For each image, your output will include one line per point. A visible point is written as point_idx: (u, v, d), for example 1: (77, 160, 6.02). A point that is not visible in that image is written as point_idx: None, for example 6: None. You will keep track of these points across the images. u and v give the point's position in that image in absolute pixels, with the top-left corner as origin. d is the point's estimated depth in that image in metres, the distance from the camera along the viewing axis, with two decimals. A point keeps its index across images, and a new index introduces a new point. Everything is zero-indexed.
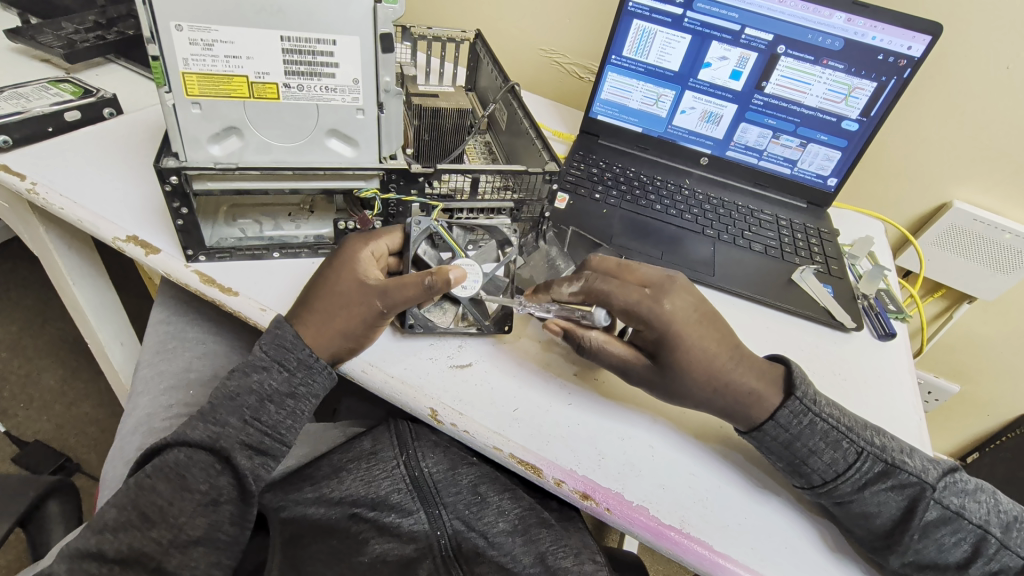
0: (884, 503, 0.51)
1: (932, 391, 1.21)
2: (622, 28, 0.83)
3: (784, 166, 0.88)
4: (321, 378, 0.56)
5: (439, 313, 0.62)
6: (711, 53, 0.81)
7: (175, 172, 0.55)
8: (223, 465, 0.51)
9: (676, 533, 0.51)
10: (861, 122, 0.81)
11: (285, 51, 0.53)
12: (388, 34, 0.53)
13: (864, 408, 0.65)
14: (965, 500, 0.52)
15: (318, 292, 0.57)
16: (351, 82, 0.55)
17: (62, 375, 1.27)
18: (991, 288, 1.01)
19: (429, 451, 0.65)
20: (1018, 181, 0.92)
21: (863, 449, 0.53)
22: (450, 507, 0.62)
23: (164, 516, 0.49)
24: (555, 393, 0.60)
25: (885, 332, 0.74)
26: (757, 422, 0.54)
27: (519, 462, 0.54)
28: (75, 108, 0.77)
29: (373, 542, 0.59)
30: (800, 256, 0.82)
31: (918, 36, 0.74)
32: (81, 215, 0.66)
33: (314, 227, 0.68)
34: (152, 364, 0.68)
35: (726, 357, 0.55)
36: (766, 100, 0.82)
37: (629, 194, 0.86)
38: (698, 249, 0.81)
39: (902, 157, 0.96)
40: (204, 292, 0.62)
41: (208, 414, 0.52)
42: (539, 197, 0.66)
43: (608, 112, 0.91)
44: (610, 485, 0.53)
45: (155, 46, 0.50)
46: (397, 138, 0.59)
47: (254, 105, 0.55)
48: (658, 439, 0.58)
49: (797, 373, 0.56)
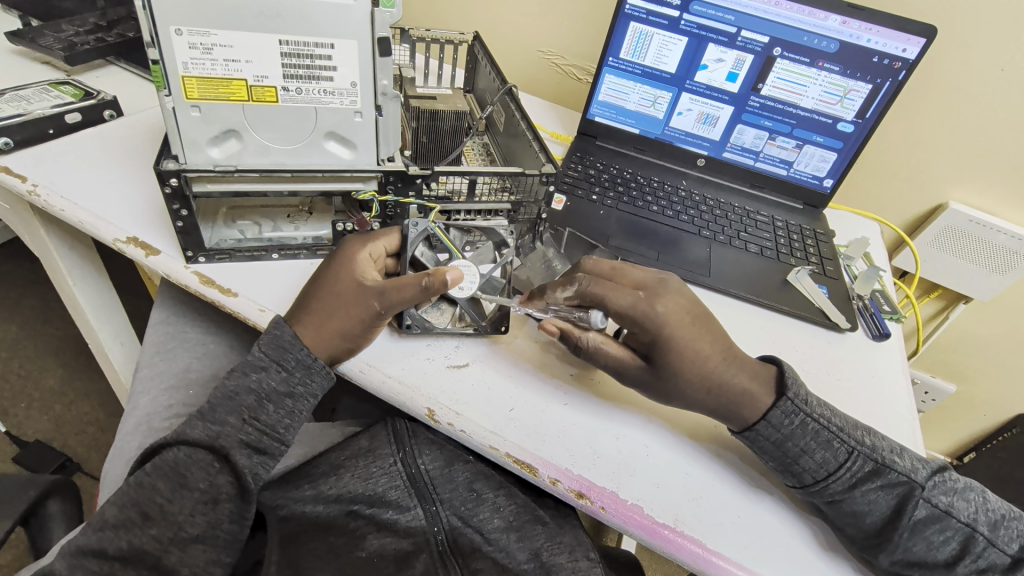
0: (874, 502, 0.52)
1: (929, 391, 1.22)
2: (619, 30, 0.83)
3: (781, 167, 0.89)
4: (319, 379, 0.57)
5: (436, 313, 0.63)
6: (708, 55, 0.81)
7: (175, 175, 0.56)
8: (222, 463, 0.52)
9: (670, 532, 0.52)
10: (857, 123, 0.82)
11: (284, 55, 0.53)
12: (385, 38, 0.54)
13: (859, 408, 0.66)
14: (954, 499, 0.52)
15: (317, 293, 0.57)
16: (350, 85, 0.56)
17: (62, 375, 1.28)
18: (986, 288, 1.01)
19: (426, 448, 0.65)
20: (1012, 182, 0.92)
21: (854, 448, 0.53)
22: (447, 503, 0.63)
23: (164, 513, 0.50)
24: (551, 392, 0.60)
25: (880, 332, 0.75)
26: (750, 422, 0.55)
27: (514, 461, 0.54)
28: (75, 111, 0.77)
29: (371, 537, 0.60)
30: (796, 256, 0.83)
31: (912, 38, 0.75)
32: (82, 216, 0.67)
33: (313, 228, 0.68)
34: (152, 365, 0.69)
35: (719, 357, 0.56)
36: (762, 102, 0.83)
37: (626, 195, 0.86)
38: (694, 250, 0.81)
39: (898, 158, 0.96)
40: (204, 292, 0.62)
41: (208, 413, 0.53)
42: (536, 199, 0.67)
43: (605, 114, 0.92)
44: (605, 485, 0.54)
45: (155, 50, 0.51)
46: (394, 141, 0.60)
47: (253, 108, 0.55)
48: (652, 439, 0.58)
49: (789, 373, 0.56)
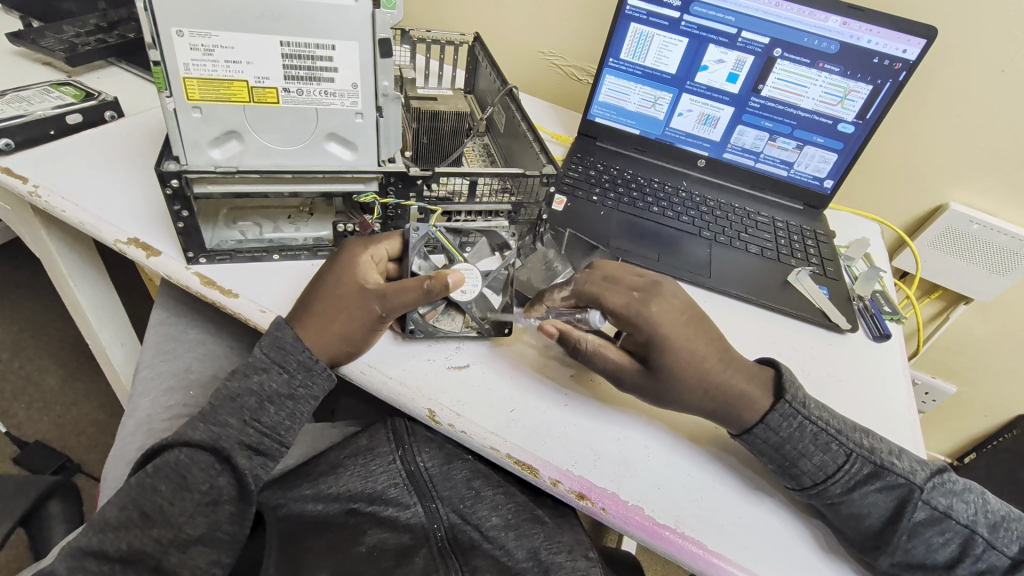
0: (873, 505, 0.52)
1: (930, 391, 1.22)
2: (619, 31, 0.83)
3: (781, 168, 0.89)
4: (321, 380, 0.57)
5: (447, 320, 0.63)
6: (708, 56, 0.81)
7: (176, 176, 0.56)
8: (223, 465, 0.52)
9: (671, 533, 0.52)
10: (857, 124, 0.82)
11: (285, 56, 0.53)
12: (386, 39, 0.54)
13: (859, 409, 0.66)
14: (953, 500, 0.52)
15: (319, 296, 0.57)
16: (351, 86, 0.56)
17: (62, 375, 1.28)
18: (988, 289, 1.01)
19: (424, 446, 0.66)
20: (1014, 183, 0.92)
21: (852, 451, 0.53)
22: (446, 500, 0.63)
23: (163, 515, 0.50)
24: (551, 394, 0.60)
25: (880, 333, 0.75)
26: (747, 425, 0.55)
27: (515, 462, 0.54)
28: (76, 111, 0.77)
29: (371, 533, 0.60)
30: (796, 257, 0.83)
31: (913, 39, 0.75)
32: (83, 217, 0.67)
33: (314, 228, 0.68)
34: (152, 365, 0.69)
35: (714, 359, 0.56)
36: (763, 103, 0.83)
37: (626, 195, 0.86)
38: (694, 250, 0.81)
39: (897, 158, 0.96)
40: (204, 293, 0.62)
41: (209, 415, 0.53)
42: (537, 200, 0.67)
43: (606, 115, 0.92)
44: (605, 486, 0.54)
45: (156, 51, 0.51)
46: (395, 142, 0.60)
47: (255, 109, 0.55)
48: (652, 439, 0.58)
49: (786, 375, 0.56)
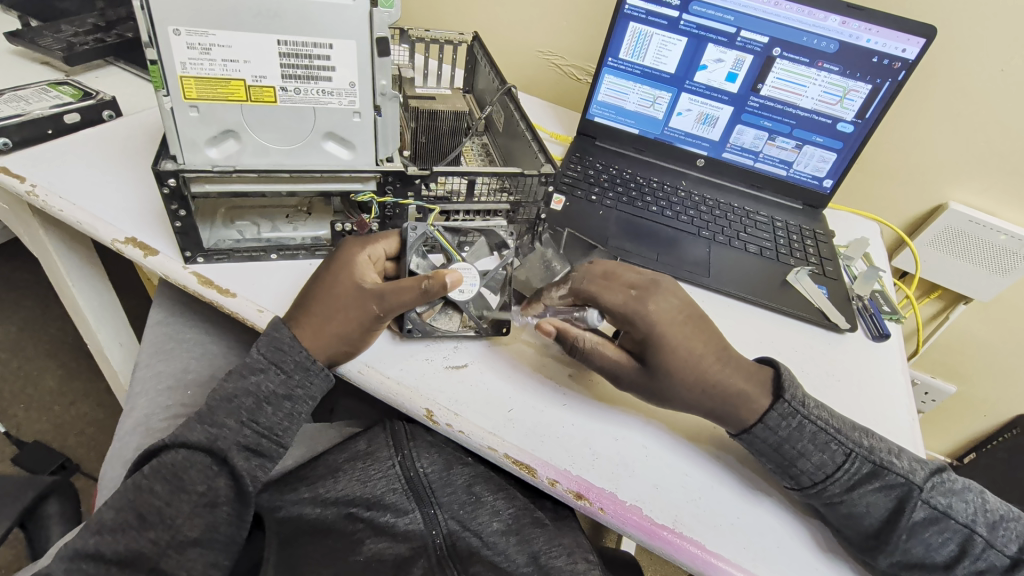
0: (872, 504, 0.52)
1: (930, 391, 1.22)
2: (618, 30, 0.83)
3: (780, 168, 0.88)
4: (319, 380, 0.56)
5: (445, 319, 0.63)
6: (707, 56, 0.81)
7: (174, 175, 0.56)
8: (221, 466, 0.52)
9: (670, 532, 0.51)
10: (856, 123, 0.82)
11: (282, 56, 0.53)
12: (383, 38, 0.53)
13: (857, 409, 0.66)
14: (952, 499, 0.52)
15: (316, 296, 0.57)
16: (348, 85, 0.56)
17: (61, 375, 1.28)
18: (988, 288, 1.01)
19: (424, 451, 0.66)
20: (1013, 182, 0.92)
21: (851, 450, 0.53)
22: (445, 507, 0.62)
23: (161, 516, 0.50)
24: (550, 394, 0.60)
25: (880, 333, 0.75)
26: (746, 425, 0.55)
27: (513, 461, 0.54)
28: (74, 111, 0.77)
29: (369, 542, 0.59)
30: (795, 256, 0.83)
31: (913, 38, 0.75)
32: (80, 217, 0.67)
33: (312, 228, 0.68)
34: (151, 365, 0.69)
35: (713, 359, 0.56)
36: (762, 102, 0.83)
37: (626, 195, 0.86)
38: (694, 250, 0.81)
39: (896, 158, 0.96)
40: (202, 293, 0.62)
41: (206, 415, 0.53)
42: (536, 199, 0.66)
43: (605, 114, 0.91)
44: (604, 485, 0.54)
45: (153, 51, 0.50)
46: (393, 141, 0.60)
47: (252, 108, 0.55)
48: (651, 439, 0.58)
49: (786, 374, 0.56)
